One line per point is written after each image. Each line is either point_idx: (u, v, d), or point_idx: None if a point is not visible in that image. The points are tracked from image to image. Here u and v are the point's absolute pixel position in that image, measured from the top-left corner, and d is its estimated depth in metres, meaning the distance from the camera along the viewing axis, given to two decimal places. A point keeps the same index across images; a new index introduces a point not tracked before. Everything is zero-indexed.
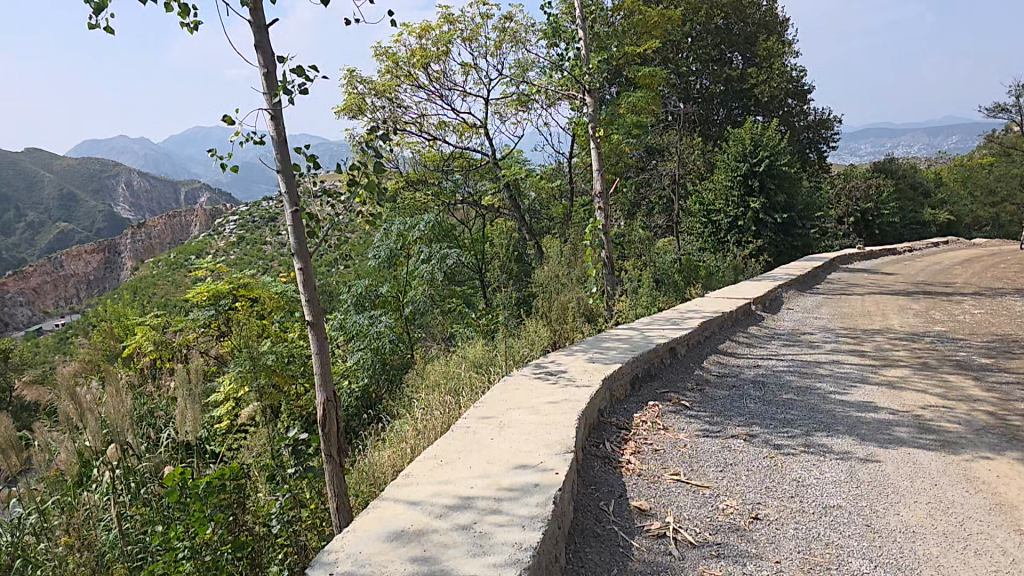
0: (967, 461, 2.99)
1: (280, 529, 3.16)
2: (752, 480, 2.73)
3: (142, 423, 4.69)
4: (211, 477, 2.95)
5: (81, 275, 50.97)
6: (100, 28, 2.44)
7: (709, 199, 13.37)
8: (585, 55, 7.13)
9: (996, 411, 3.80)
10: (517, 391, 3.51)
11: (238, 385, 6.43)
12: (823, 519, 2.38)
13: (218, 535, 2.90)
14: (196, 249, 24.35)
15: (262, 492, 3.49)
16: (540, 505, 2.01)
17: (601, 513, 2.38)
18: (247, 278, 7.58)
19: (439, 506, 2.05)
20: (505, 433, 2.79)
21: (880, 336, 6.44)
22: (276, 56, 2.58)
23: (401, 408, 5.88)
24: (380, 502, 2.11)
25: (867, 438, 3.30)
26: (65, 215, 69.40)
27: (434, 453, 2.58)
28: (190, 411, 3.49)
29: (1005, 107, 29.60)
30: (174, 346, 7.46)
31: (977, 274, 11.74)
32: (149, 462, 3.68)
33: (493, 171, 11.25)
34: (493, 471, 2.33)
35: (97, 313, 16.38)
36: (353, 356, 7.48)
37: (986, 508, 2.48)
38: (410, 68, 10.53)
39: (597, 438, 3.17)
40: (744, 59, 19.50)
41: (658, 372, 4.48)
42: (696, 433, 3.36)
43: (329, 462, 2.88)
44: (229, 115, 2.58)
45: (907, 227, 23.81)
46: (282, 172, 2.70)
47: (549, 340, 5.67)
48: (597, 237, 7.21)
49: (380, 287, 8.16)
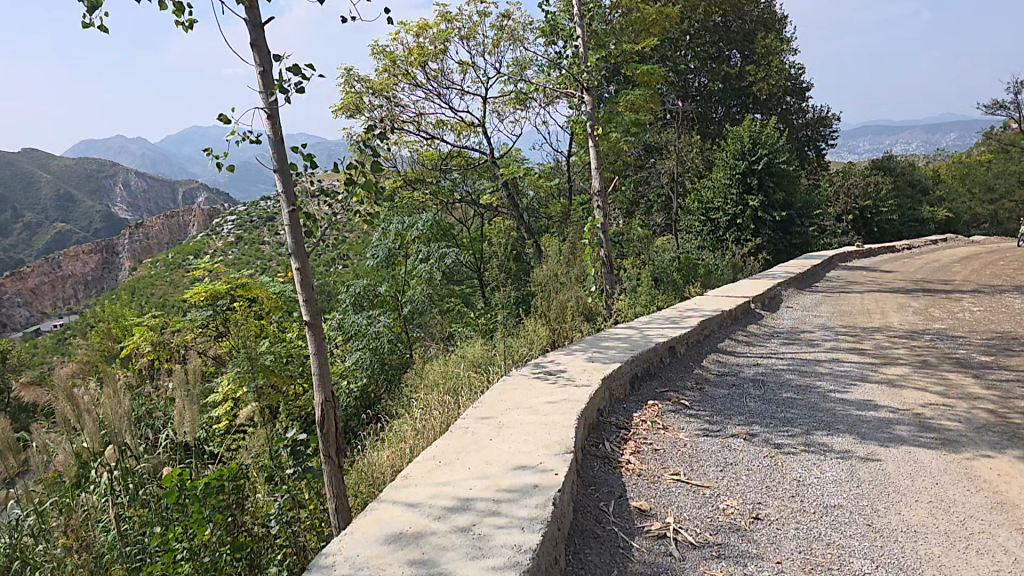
0: (968, 460, 2.98)
1: (279, 530, 3.14)
2: (753, 480, 2.71)
3: (140, 424, 4.67)
4: (210, 478, 2.93)
5: (79, 275, 50.93)
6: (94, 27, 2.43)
7: (707, 197, 13.36)
8: (583, 53, 7.11)
9: (996, 409, 3.79)
10: (516, 391, 3.50)
11: (236, 386, 6.39)
12: (825, 519, 2.36)
13: (216, 536, 2.89)
14: (195, 248, 24.32)
15: (260, 493, 3.48)
16: (539, 506, 1.99)
17: (601, 514, 2.36)
18: (245, 278, 7.56)
19: (438, 509, 2.03)
20: (505, 433, 2.77)
21: (880, 334, 6.42)
22: (273, 55, 2.56)
23: (399, 408, 5.87)
24: (378, 504, 2.09)
25: (868, 437, 3.29)
26: (63, 216, 69.34)
27: (432, 454, 2.56)
28: (188, 412, 3.48)
29: (1003, 104, 29.60)
30: (172, 347, 7.44)
31: (976, 272, 11.74)
32: (147, 463, 3.66)
33: (491, 169, 11.22)
34: (492, 472, 2.32)
35: (95, 314, 16.35)
36: (352, 356, 7.45)
37: (988, 507, 2.47)
38: (407, 66, 10.51)
39: (597, 437, 3.16)
40: (742, 56, 19.47)
41: (658, 371, 4.47)
42: (696, 432, 3.35)
43: (328, 462, 2.86)
44: (225, 115, 2.57)
45: (906, 224, 23.81)
46: (279, 171, 2.69)
47: (548, 339, 5.66)
48: (596, 235, 7.19)
49: (378, 287, 8.14)
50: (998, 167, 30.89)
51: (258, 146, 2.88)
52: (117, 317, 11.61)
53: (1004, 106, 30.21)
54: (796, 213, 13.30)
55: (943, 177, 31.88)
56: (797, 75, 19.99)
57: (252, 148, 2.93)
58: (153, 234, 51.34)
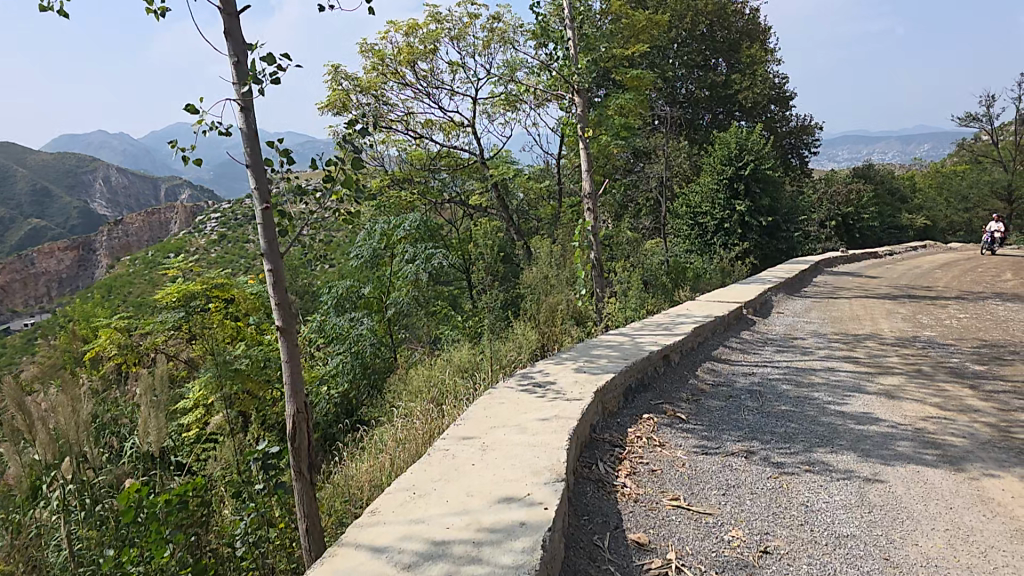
0: (979, 480, 2.82)
1: (246, 551, 2.87)
2: (758, 506, 2.52)
3: (103, 431, 4.37)
4: (172, 495, 2.66)
5: (54, 273, 49.12)
6: (54, 11, 2.60)
7: (695, 202, 13.09)
8: (574, 55, 6.85)
9: (998, 423, 3.64)
10: (502, 407, 3.25)
11: (206, 391, 6.01)
12: (838, 553, 2.17)
13: (177, 558, 2.67)
14: (173, 245, 23.30)
15: (228, 509, 3.22)
16: (527, 550, 1.76)
17: (596, 550, 2.14)
18: (221, 278, 7.17)
19: (408, 555, 1.79)
20: (489, 457, 2.54)
21: (871, 342, 6.26)
22: (248, 44, 2.33)
23: (382, 414, 5.67)
24: (339, 548, 1.85)
25: (872, 455, 3.11)
26: (40, 213, 67.35)
27: (408, 483, 2.32)
28: (154, 420, 3.22)
29: (976, 116, 30.30)
30: (141, 350, 6.92)
31: (959, 278, 11.80)
32: (108, 475, 3.29)
33: (480, 170, 11.06)
34: (473, 506, 2.08)
35: (66, 312, 15.78)
36: (333, 360, 7.20)
37: (1008, 536, 2.31)
38: (396, 66, 10.26)
39: (589, 457, 2.93)
40: (728, 65, 19.42)
41: (652, 381, 4.26)
42: (693, 450, 3.15)
43: (299, 480, 2.61)
44: (189, 103, 2.33)
45: (886, 231, 24.14)
46: (253, 166, 2.45)
47: (538, 344, 5.47)
48: (586, 237, 6.76)
49: (362, 288, 7.77)
50: (969, 176, 31.37)
51: (232, 140, 2.61)
52: (89, 317, 11.08)
53: (977, 118, 30.77)
54: (781, 218, 13.31)
55: (917, 187, 32.38)
56: (781, 84, 20.03)
57: (225, 140, 2.67)
58: (130, 231, 49.75)
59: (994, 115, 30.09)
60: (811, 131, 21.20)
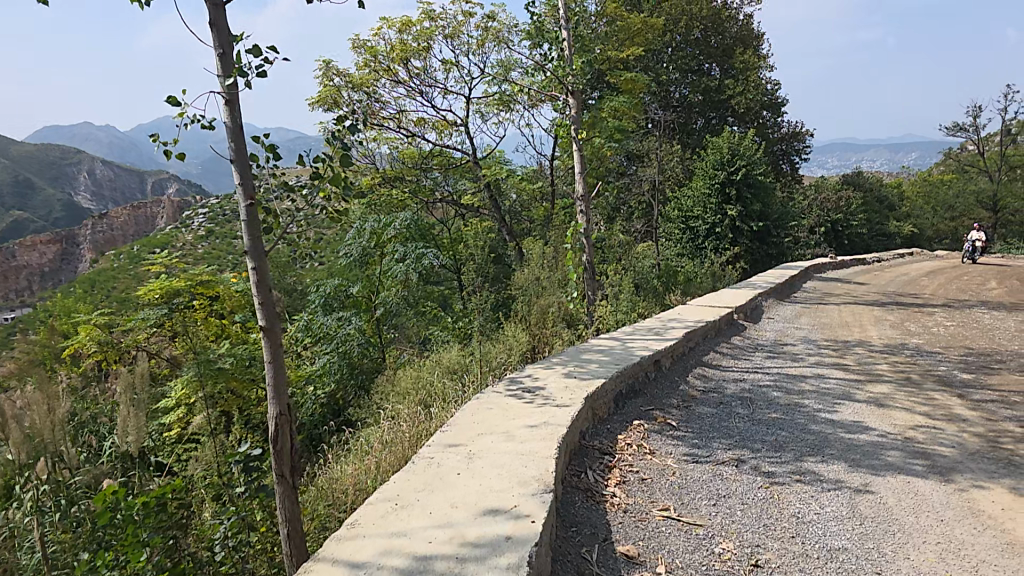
0: (968, 491, 2.80)
1: (225, 555, 2.80)
2: (749, 518, 2.47)
3: (81, 431, 4.26)
4: (149, 497, 2.55)
5: (35, 266, 47.95)
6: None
7: (687, 206, 13.14)
8: (568, 56, 6.79)
9: (986, 433, 3.63)
10: (490, 413, 3.19)
11: (188, 391, 5.88)
12: (830, 567, 2.13)
13: (154, 562, 2.57)
14: (159, 240, 22.80)
15: (209, 513, 3.12)
16: (511, 567, 1.70)
17: (584, 564, 2.09)
18: (205, 274, 7.08)
19: (388, 572, 1.73)
20: (475, 466, 2.48)
21: (859, 348, 6.27)
22: (233, 35, 2.26)
23: (368, 416, 5.57)
24: (315, 564, 1.78)
25: (862, 464, 3.09)
26: (23, 205, 65.89)
27: (391, 494, 2.25)
28: (133, 418, 3.08)
29: (963, 125, 30.61)
30: (121, 348, 6.75)
31: (946, 286, 11.90)
32: (84, 475, 3.16)
33: (473, 170, 10.97)
34: (458, 519, 2.02)
35: (47, 307, 15.38)
36: (320, 359, 7.09)
37: (999, 549, 2.29)
38: (389, 62, 10.18)
39: (578, 466, 2.88)
40: (721, 70, 19.48)
41: (643, 387, 4.21)
42: (683, 458, 3.11)
43: (281, 484, 2.53)
44: (172, 95, 2.25)
45: (873, 238, 24.33)
46: (237, 160, 2.37)
47: (528, 346, 5.40)
48: (578, 239, 6.65)
49: (350, 287, 7.72)
50: (955, 186, 31.70)
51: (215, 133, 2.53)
52: (72, 312, 10.85)
53: (964, 128, 31.01)
54: (772, 223, 13.31)
55: (904, 197, 32.69)
56: (774, 90, 20.13)
57: (209, 133, 2.58)
58: (115, 224, 48.93)
59: (981, 126, 30.37)
60: (802, 137, 21.34)
